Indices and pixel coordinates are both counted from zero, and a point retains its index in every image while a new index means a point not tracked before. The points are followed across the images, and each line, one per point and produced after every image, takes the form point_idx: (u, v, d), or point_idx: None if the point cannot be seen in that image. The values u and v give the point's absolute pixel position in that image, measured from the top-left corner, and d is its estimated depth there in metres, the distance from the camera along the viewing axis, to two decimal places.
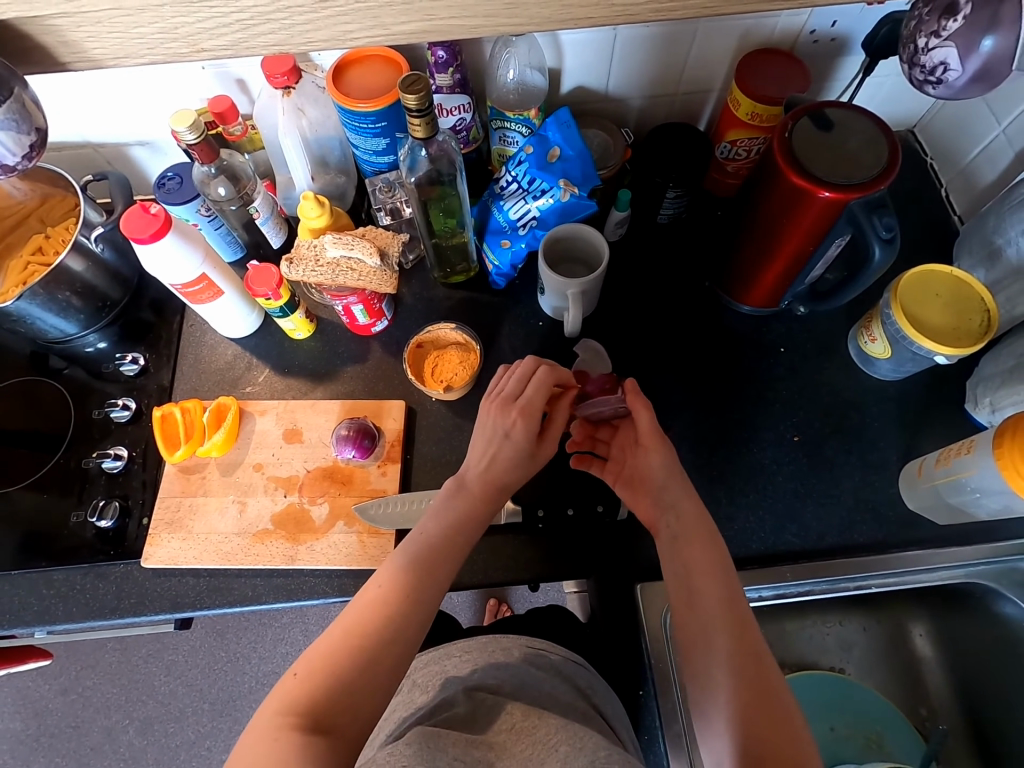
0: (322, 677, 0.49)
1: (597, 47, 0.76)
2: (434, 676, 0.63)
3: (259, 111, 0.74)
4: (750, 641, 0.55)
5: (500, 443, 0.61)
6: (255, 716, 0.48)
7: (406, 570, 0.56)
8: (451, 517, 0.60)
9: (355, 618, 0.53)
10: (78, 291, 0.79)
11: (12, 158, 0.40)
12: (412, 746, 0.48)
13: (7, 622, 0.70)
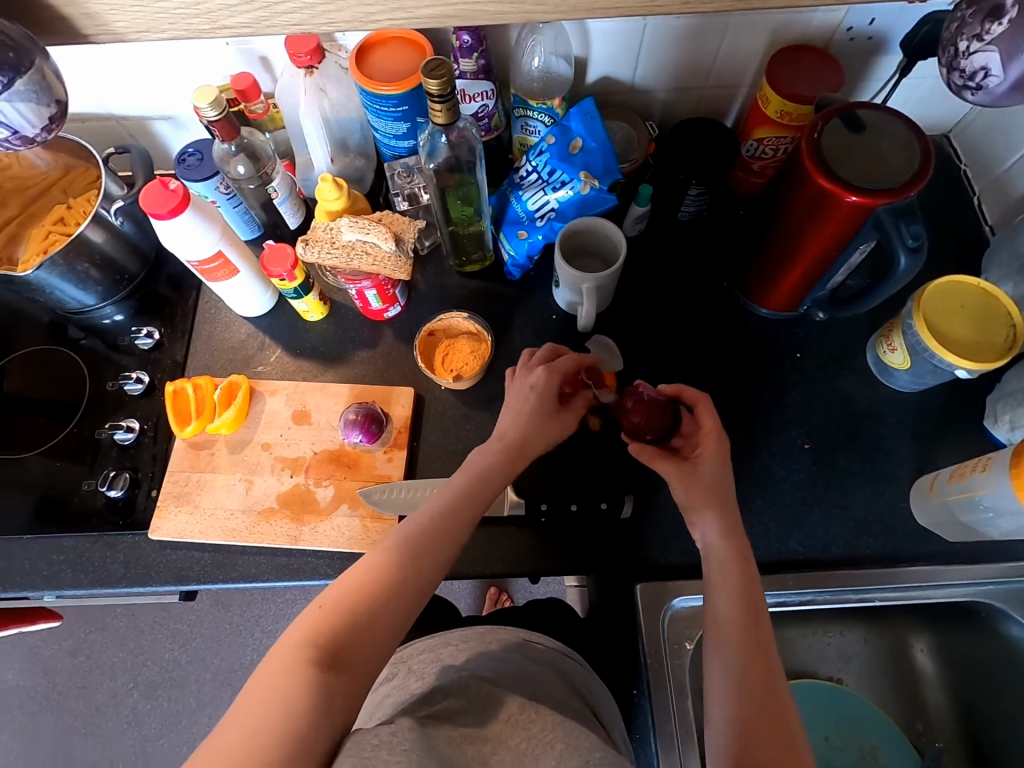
0: (348, 609, 0.50)
1: (626, 37, 0.74)
2: (429, 663, 0.63)
3: (281, 91, 0.73)
4: (763, 653, 0.54)
5: (527, 399, 0.63)
6: (277, 645, 0.49)
7: (428, 520, 0.56)
8: (481, 468, 0.60)
9: (380, 557, 0.54)
10: (97, 263, 0.80)
11: (32, 131, 0.40)
12: (414, 734, 0.47)
13: (18, 584, 0.72)
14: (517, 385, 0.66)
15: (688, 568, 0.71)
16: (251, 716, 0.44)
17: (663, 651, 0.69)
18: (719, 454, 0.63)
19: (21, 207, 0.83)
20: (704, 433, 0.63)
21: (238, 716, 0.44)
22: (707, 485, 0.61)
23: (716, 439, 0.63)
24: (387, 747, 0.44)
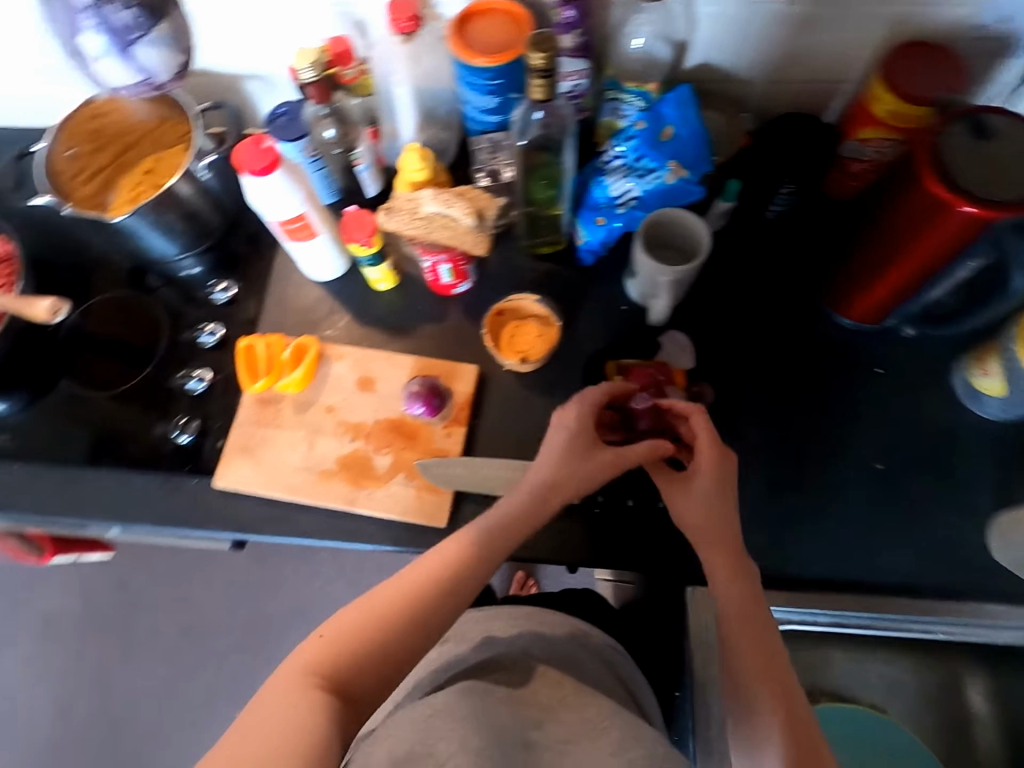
0: (357, 642, 0.52)
1: (733, 21, 0.71)
2: (477, 631, 0.64)
3: (376, 57, 0.72)
4: (781, 674, 0.56)
5: (557, 436, 0.63)
6: (286, 661, 0.51)
7: (448, 561, 0.57)
8: (509, 515, 0.60)
9: (397, 589, 0.55)
10: (184, 216, 0.82)
11: (162, 75, 0.61)
12: (469, 700, 0.53)
13: (91, 515, 0.76)
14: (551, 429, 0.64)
15: None
16: (259, 731, 0.46)
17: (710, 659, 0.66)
18: (718, 473, 0.63)
19: (110, 156, 0.86)
20: (700, 448, 0.63)
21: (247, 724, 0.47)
22: (703, 508, 0.62)
23: (720, 459, 0.63)
24: (440, 715, 0.51)
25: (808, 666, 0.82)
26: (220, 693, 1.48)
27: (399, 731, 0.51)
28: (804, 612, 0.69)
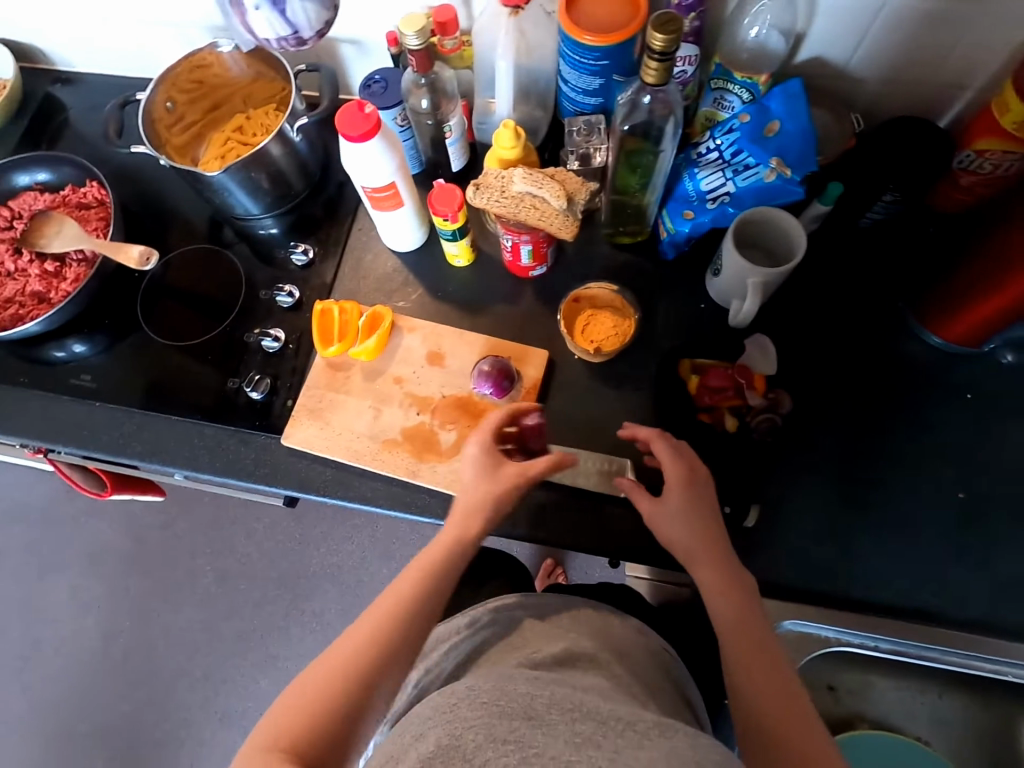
0: (308, 708, 0.52)
1: (857, 16, 0.67)
2: (534, 625, 0.64)
3: (479, 29, 0.71)
4: (791, 682, 0.54)
5: (466, 463, 0.65)
6: (247, 741, 0.52)
7: (384, 611, 0.57)
8: (439, 551, 0.60)
9: (340, 657, 0.55)
10: (271, 176, 0.83)
11: (307, 29, 0.68)
12: (494, 686, 0.52)
13: (163, 459, 0.79)
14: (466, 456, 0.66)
15: (803, 592, 0.67)
16: None
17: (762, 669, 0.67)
18: (689, 490, 0.62)
19: (201, 114, 0.88)
20: (668, 469, 0.63)
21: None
22: (681, 526, 0.61)
23: (689, 477, 0.62)
24: (466, 702, 0.50)
25: (853, 691, 0.80)
26: (249, 642, 1.53)
27: (428, 719, 0.50)
28: (864, 638, 0.67)
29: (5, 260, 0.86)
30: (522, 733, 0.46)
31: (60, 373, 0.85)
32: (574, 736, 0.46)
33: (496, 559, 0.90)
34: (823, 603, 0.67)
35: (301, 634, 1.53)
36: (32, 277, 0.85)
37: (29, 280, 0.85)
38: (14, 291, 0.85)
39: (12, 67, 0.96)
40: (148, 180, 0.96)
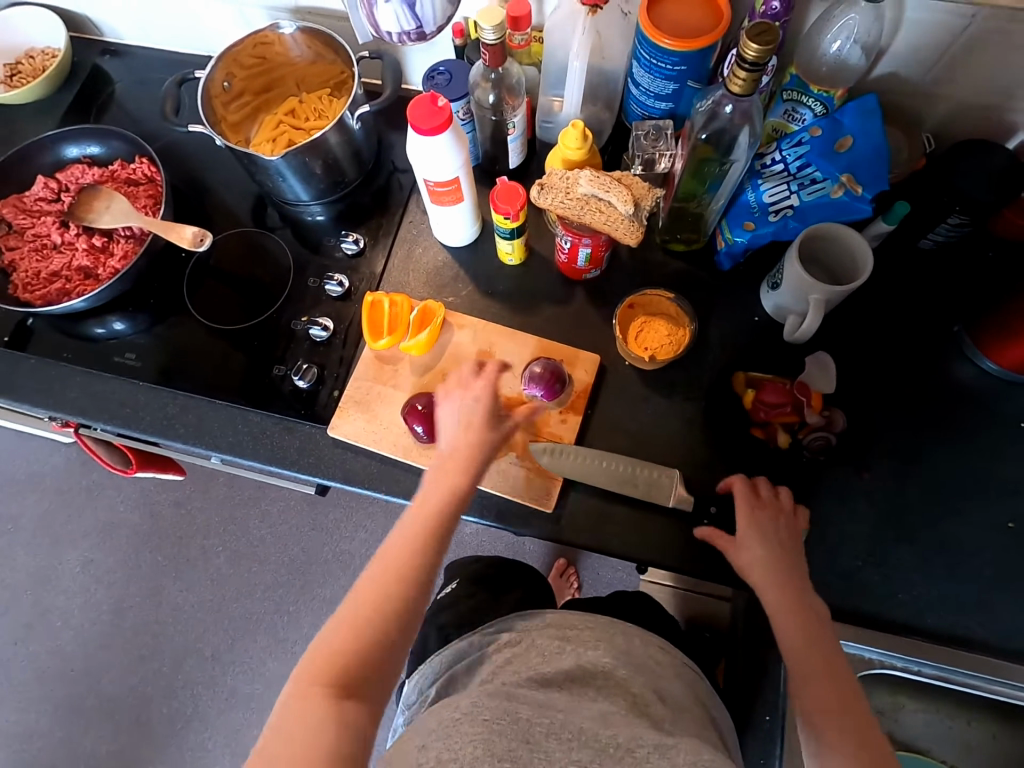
0: (350, 648, 0.55)
1: (939, 35, 0.66)
2: (553, 641, 0.62)
3: (553, 25, 0.70)
4: (846, 690, 0.56)
5: (473, 409, 0.68)
6: (289, 684, 0.54)
7: (400, 553, 0.60)
8: (445, 488, 0.63)
9: (364, 598, 0.57)
10: (326, 163, 0.82)
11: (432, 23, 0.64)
12: (495, 702, 0.53)
13: (206, 443, 0.78)
14: (460, 393, 0.69)
15: (847, 612, 0.68)
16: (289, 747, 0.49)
17: None
18: (755, 517, 0.66)
19: (253, 94, 0.87)
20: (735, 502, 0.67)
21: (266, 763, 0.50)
22: (749, 554, 0.64)
23: (753, 503, 0.66)
24: (467, 718, 0.52)
25: (881, 712, 0.80)
26: (258, 624, 1.54)
27: (432, 730, 0.52)
28: (911, 662, 0.67)
29: (51, 233, 0.85)
30: (519, 758, 0.48)
31: (103, 350, 0.84)
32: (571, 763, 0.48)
33: (516, 570, 0.91)
34: (868, 625, 0.67)
35: (310, 619, 1.54)
36: (79, 251, 0.84)
37: (76, 254, 0.84)
38: (61, 264, 0.84)
39: (63, 37, 0.95)
40: (196, 160, 0.95)
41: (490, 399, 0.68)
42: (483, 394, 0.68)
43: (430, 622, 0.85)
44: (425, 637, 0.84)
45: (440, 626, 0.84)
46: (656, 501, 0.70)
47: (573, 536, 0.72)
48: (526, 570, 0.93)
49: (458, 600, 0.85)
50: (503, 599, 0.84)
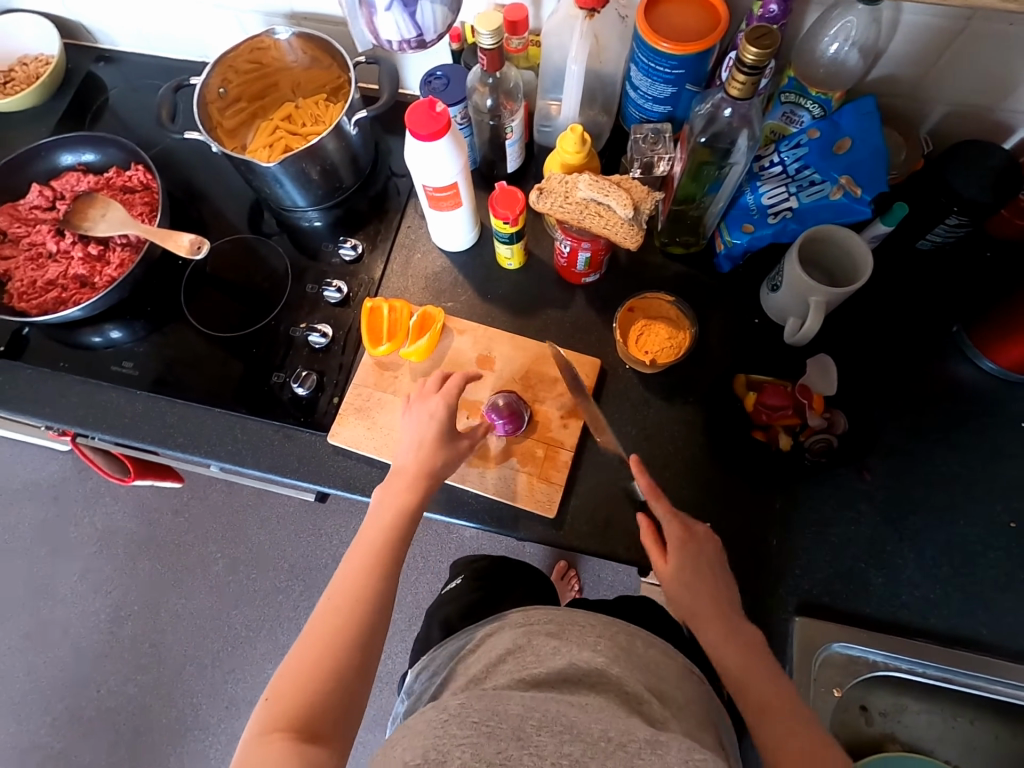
0: (303, 689, 0.54)
1: (936, 37, 0.66)
2: (548, 646, 0.58)
3: (550, 30, 0.70)
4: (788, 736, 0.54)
5: (428, 427, 0.68)
6: (246, 734, 0.53)
7: (345, 587, 0.60)
8: (392, 511, 0.64)
9: (317, 632, 0.57)
10: (323, 170, 0.81)
11: (433, 33, 0.64)
12: (484, 703, 0.49)
13: (205, 451, 0.78)
14: (413, 414, 0.69)
15: (851, 614, 0.68)
16: None
17: (811, 692, 0.68)
18: (686, 538, 0.63)
19: (248, 100, 0.86)
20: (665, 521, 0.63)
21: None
22: (683, 572, 0.61)
23: (683, 540, 0.62)
24: (456, 719, 0.47)
25: (886, 714, 0.80)
26: (257, 632, 1.53)
27: (418, 734, 0.47)
28: (915, 664, 0.66)
29: (47, 241, 0.84)
30: (508, 759, 0.44)
31: (99, 358, 0.83)
32: (562, 759, 0.43)
33: (513, 570, 0.89)
34: (872, 627, 0.67)
35: None
36: (75, 260, 0.84)
37: (72, 263, 0.84)
38: (56, 273, 0.83)
39: (57, 44, 0.94)
40: (193, 167, 0.94)
41: (449, 411, 0.68)
42: (433, 411, 0.68)
43: (431, 620, 0.85)
44: (429, 633, 0.83)
45: (432, 629, 0.83)
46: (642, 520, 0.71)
47: (576, 541, 0.71)
48: (527, 567, 0.92)
49: (460, 596, 0.85)
50: (502, 598, 0.83)
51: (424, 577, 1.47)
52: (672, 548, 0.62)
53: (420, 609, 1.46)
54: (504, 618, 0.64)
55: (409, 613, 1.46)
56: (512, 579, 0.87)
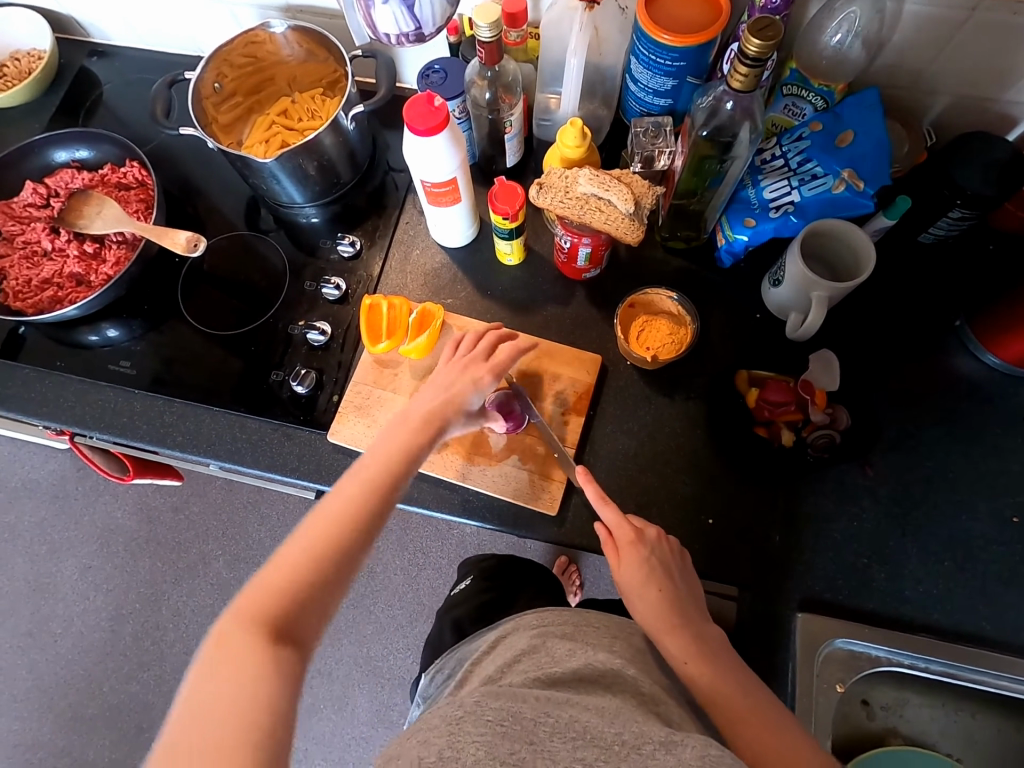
0: (286, 599, 0.48)
1: (939, 27, 0.65)
2: (566, 650, 0.57)
3: (549, 22, 0.69)
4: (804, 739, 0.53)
5: (462, 387, 0.63)
6: (212, 635, 0.47)
7: (343, 501, 0.53)
8: (401, 439, 0.58)
9: (307, 542, 0.51)
10: (320, 165, 0.80)
11: (433, 27, 0.63)
12: (500, 702, 0.48)
13: (204, 449, 0.77)
14: (455, 367, 0.65)
15: (854, 610, 0.68)
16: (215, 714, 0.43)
17: (814, 688, 0.68)
18: (636, 542, 0.61)
19: (244, 94, 0.86)
20: (613, 524, 0.63)
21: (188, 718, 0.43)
22: (634, 575, 0.60)
23: (631, 541, 0.61)
24: (470, 717, 0.47)
25: (888, 709, 0.80)
26: None
27: (434, 728, 0.47)
28: (919, 659, 0.66)
29: (42, 239, 0.83)
30: (522, 761, 0.43)
31: (97, 357, 0.83)
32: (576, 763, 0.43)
33: (525, 570, 0.89)
34: (874, 623, 0.67)
35: None
36: (71, 259, 0.83)
37: (67, 262, 0.83)
38: (52, 272, 0.83)
39: (49, 39, 0.93)
40: (188, 164, 0.93)
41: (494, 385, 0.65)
42: (477, 377, 0.64)
43: (443, 625, 0.84)
44: (441, 631, 0.84)
45: (444, 633, 0.83)
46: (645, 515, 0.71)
47: (577, 539, 0.71)
48: (534, 565, 0.92)
49: (470, 597, 0.85)
50: (515, 599, 0.82)
51: (425, 573, 1.48)
52: (622, 553, 0.61)
53: (421, 605, 1.46)
54: (517, 622, 0.64)
55: (410, 610, 1.46)
56: (521, 579, 0.87)
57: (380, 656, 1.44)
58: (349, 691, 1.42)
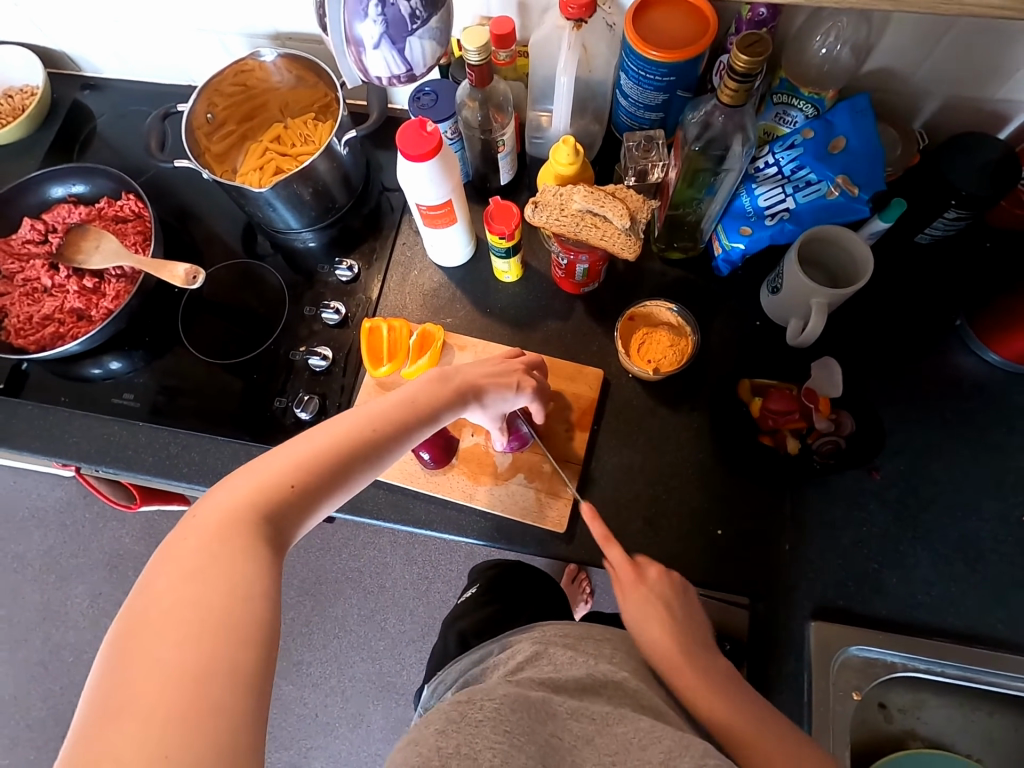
0: (285, 509, 0.47)
1: (927, 32, 0.65)
2: (570, 659, 0.56)
3: (538, 42, 0.69)
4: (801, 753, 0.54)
5: (500, 377, 0.64)
6: (206, 515, 0.46)
7: (360, 428, 0.52)
8: (428, 393, 0.57)
9: (314, 454, 0.49)
10: (315, 190, 0.80)
11: (423, 68, 0.63)
12: (519, 714, 0.47)
13: (210, 478, 0.78)
14: (498, 362, 0.66)
15: (867, 616, 0.68)
16: (192, 596, 0.41)
17: (829, 696, 0.68)
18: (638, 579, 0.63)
19: (236, 122, 0.86)
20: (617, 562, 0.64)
21: (170, 578, 0.42)
22: (637, 611, 0.61)
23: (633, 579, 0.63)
24: (490, 721, 0.46)
25: (906, 713, 0.80)
26: None
27: (450, 720, 0.47)
28: (934, 663, 0.66)
29: (41, 277, 0.84)
30: None
31: (100, 391, 0.83)
32: None
33: (528, 578, 0.90)
34: (888, 629, 0.67)
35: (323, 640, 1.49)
36: (70, 294, 0.83)
37: (68, 297, 0.83)
38: (53, 308, 0.83)
39: (41, 75, 0.94)
40: (184, 193, 0.94)
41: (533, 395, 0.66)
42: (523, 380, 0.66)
43: (446, 636, 0.84)
44: (445, 641, 0.84)
45: (447, 643, 0.83)
46: (653, 527, 0.71)
47: (586, 555, 0.71)
48: (541, 580, 0.92)
49: (471, 612, 0.84)
50: (519, 612, 0.82)
51: (435, 587, 1.48)
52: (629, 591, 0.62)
53: (432, 618, 1.46)
54: (521, 633, 0.63)
55: (421, 624, 1.46)
56: (523, 592, 0.87)
57: (393, 672, 1.44)
58: (364, 708, 1.41)
